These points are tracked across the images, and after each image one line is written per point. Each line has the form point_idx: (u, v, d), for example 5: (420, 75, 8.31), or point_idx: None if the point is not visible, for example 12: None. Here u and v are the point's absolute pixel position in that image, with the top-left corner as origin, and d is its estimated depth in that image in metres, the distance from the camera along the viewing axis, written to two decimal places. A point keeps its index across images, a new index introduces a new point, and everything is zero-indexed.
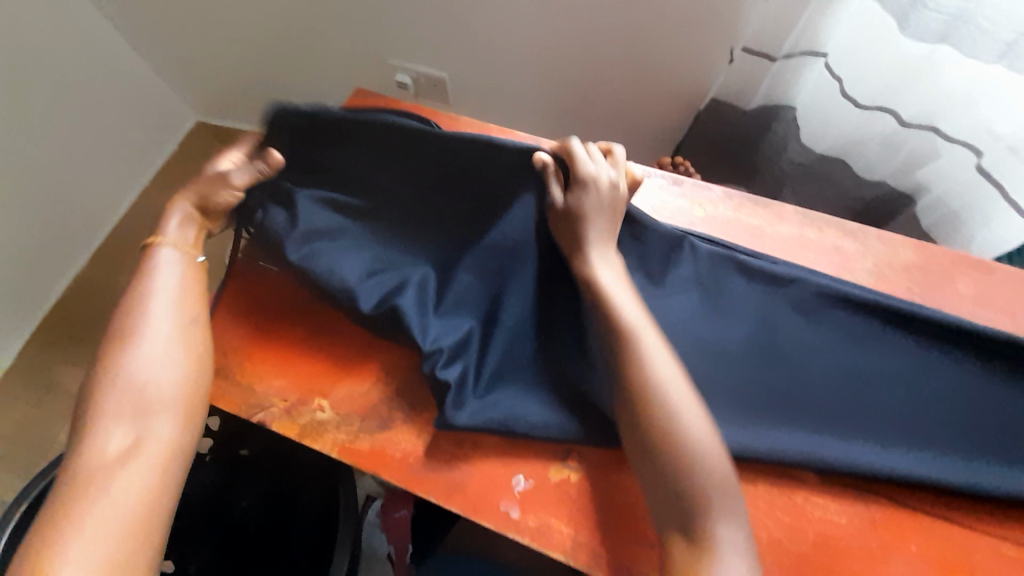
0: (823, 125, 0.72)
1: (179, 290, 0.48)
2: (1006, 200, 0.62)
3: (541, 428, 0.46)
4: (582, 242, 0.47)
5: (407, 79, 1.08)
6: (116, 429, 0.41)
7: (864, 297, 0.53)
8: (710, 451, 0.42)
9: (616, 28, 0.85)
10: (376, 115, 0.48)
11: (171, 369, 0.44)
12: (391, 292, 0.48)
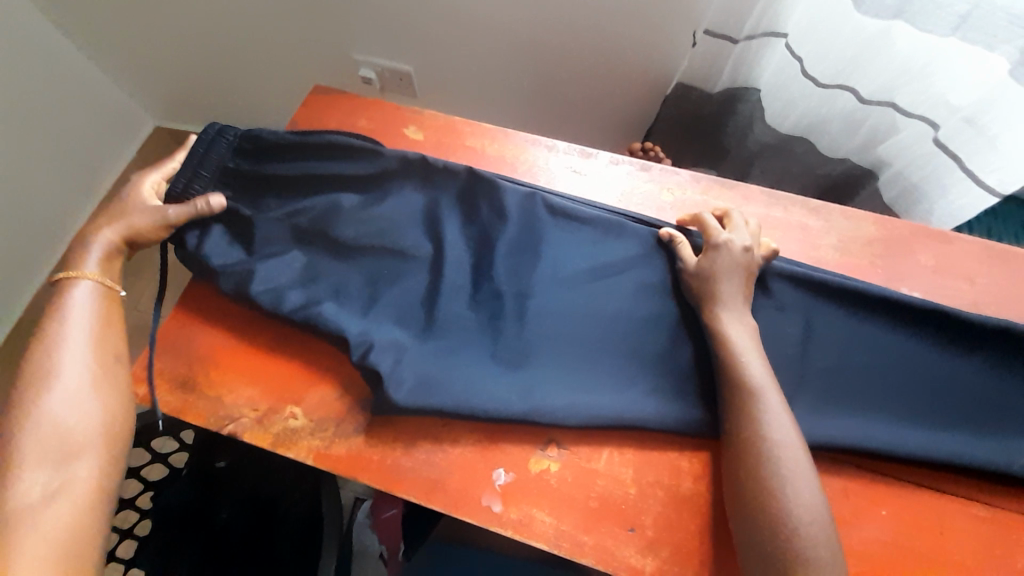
0: (786, 105, 0.96)
1: (96, 346, 0.56)
2: (960, 169, 0.83)
3: (507, 408, 0.57)
4: (718, 298, 0.61)
5: (372, 75, 1.28)
6: (33, 475, 0.49)
7: (849, 286, 0.64)
8: (809, 498, 0.50)
9: (588, 35, 1.06)
10: (315, 140, 0.69)
11: (76, 422, 0.52)
12: (318, 299, 0.62)
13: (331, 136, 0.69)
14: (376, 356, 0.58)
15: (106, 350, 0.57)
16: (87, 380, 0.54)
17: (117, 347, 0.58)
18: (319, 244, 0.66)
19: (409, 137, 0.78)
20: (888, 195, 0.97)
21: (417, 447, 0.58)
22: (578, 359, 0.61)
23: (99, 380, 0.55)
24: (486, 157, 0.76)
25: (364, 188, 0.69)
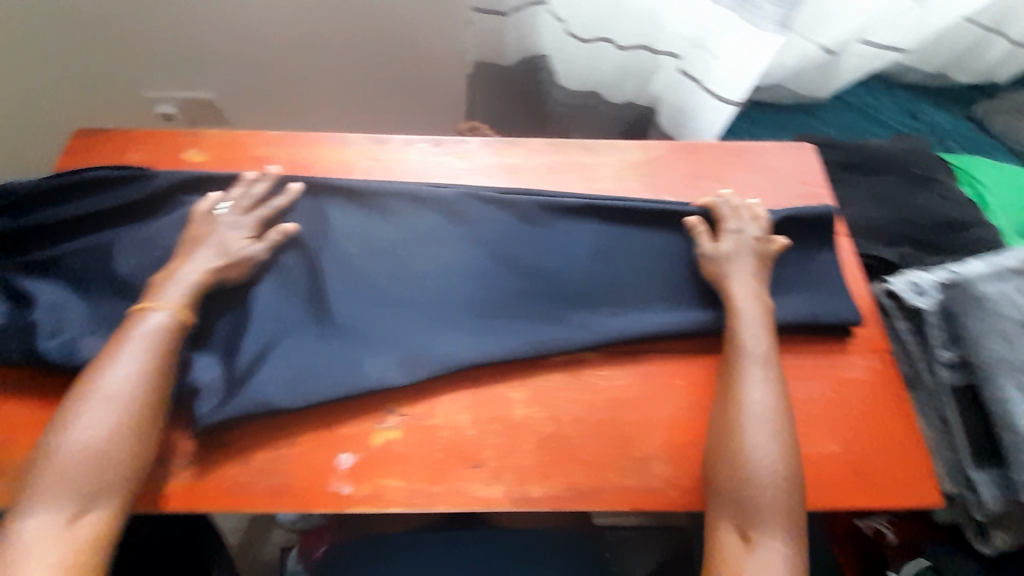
0: (566, 64, 1.08)
1: (140, 372, 0.56)
2: (703, 88, 0.97)
3: (331, 387, 0.60)
4: (727, 279, 0.66)
5: (172, 109, 1.21)
6: (50, 509, 0.50)
7: (614, 205, 0.74)
8: (765, 466, 0.55)
9: (379, 30, 1.11)
10: (80, 177, 0.70)
11: (89, 448, 0.53)
12: (107, 340, 0.62)
13: (92, 172, 0.70)
14: (194, 373, 0.61)
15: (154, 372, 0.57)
16: (116, 408, 0.55)
17: (162, 374, 0.57)
18: (101, 284, 0.65)
19: (191, 161, 0.78)
20: (666, 125, 1.09)
21: (257, 459, 0.58)
22: (387, 326, 0.65)
23: (125, 410, 0.55)
24: (277, 160, 0.77)
25: (150, 214, 0.70)
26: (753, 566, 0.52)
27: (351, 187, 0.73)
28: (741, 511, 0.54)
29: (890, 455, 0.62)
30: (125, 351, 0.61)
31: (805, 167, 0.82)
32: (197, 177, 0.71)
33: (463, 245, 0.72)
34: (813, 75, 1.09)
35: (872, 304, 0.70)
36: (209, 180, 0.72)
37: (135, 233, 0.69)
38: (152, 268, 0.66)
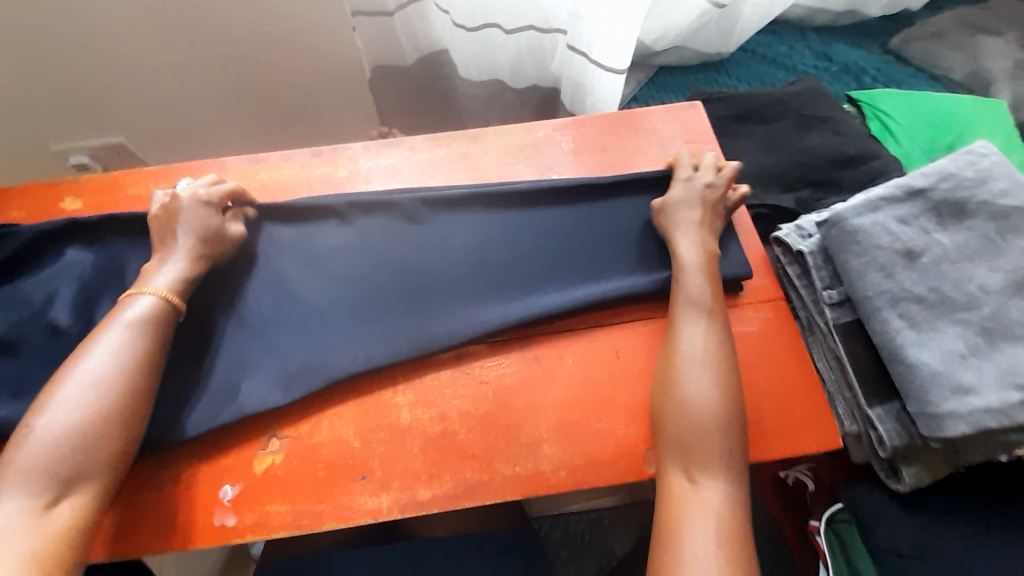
0: (461, 57, 1.05)
1: (99, 397, 0.53)
2: (592, 63, 0.94)
3: (207, 418, 0.59)
4: (673, 228, 0.66)
5: (84, 158, 1.19)
6: (13, 499, 0.48)
7: (492, 190, 0.72)
8: (699, 401, 0.55)
9: (268, 48, 1.08)
10: None
11: (31, 487, 0.49)
12: None
13: None
14: None
15: (117, 399, 0.54)
16: (56, 442, 0.51)
17: (132, 400, 0.55)
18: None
19: (67, 209, 0.76)
20: (567, 103, 1.06)
21: (138, 499, 0.58)
22: (261, 342, 0.64)
23: (88, 438, 0.52)
24: (155, 198, 0.76)
25: (22, 268, 0.69)
26: (681, 504, 0.52)
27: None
28: (676, 455, 0.55)
29: (784, 403, 0.61)
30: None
31: (691, 126, 0.80)
32: (65, 222, 0.70)
33: (342, 249, 0.69)
34: (711, 30, 1.09)
35: (761, 256, 0.69)
36: (76, 223, 0.70)
37: (5, 289, 0.68)
38: (24, 324, 0.66)
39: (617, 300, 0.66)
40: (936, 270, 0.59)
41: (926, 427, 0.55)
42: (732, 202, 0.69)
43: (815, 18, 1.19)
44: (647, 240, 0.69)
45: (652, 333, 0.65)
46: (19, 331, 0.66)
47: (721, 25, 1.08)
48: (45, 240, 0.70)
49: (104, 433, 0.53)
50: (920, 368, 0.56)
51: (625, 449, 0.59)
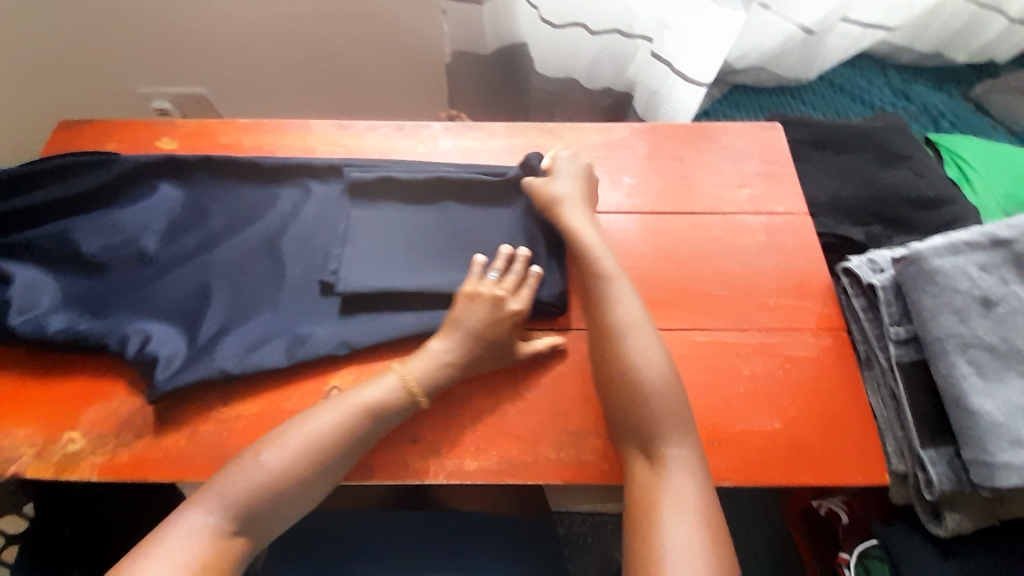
0: (543, 55, 1.07)
1: (359, 417, 0.57)
2: (674, 71, 0.95)
3: (272, 364, 0.63)
4: (746, 225, 0.72)
5: (166, 104, 1.25)
6: (262, 471, 0.53)
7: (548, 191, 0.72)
8: (746, 428, 0.60)
9: (358, 20, 1.11)
10: (52, 162, 0.73)
11: (278, 481, 0.53)
12: (73, 321, 0.65)
13: (68, 158, 0.73)
14: (151, 345, 0.63)
15: (352, 432, 0.56)
16: (310, 446, 0.55)
17: (381, 425, 0.58)
18: (66, 259, 0.69)
19: (161, 148, 0.79)
20: (640, 108, 1.06)
21: (201, 430, 0.61)
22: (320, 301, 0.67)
23: (334, 459, 0.55)
24: (243, 149, 0.79)
25: (120, 197, 0.73)
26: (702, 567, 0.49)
27: (299, 163, 0.75)
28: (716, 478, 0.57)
29: (837, 431, 0.61)
30: (81, 327, 0.64)
31: (767, 147, 0.80)
32: (168, 158, 0.74)
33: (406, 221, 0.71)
34: (793, 55, 1.08)
35: (828, 285, 0.69)
36: (176, 160, 0.74)
37: (100, 215, 0.72)
38: (113, 249, 0.70)
39: (671, 304, 0.67)
40: (1012, 322, 0.58)
41: (979, 475, 0.55)
42: (781, 221, 0.73)
43: (898, 55, 1.17)
44: (708, 252, 0.70)
45: (706, 343, 0.65)
46: (111, 256, 0.69)
47: (804, 51, 1.07)
48: (142, 173, 0.73)
49: (340, 460, 0.56)
50: (980, 416, 0.56)
51: None
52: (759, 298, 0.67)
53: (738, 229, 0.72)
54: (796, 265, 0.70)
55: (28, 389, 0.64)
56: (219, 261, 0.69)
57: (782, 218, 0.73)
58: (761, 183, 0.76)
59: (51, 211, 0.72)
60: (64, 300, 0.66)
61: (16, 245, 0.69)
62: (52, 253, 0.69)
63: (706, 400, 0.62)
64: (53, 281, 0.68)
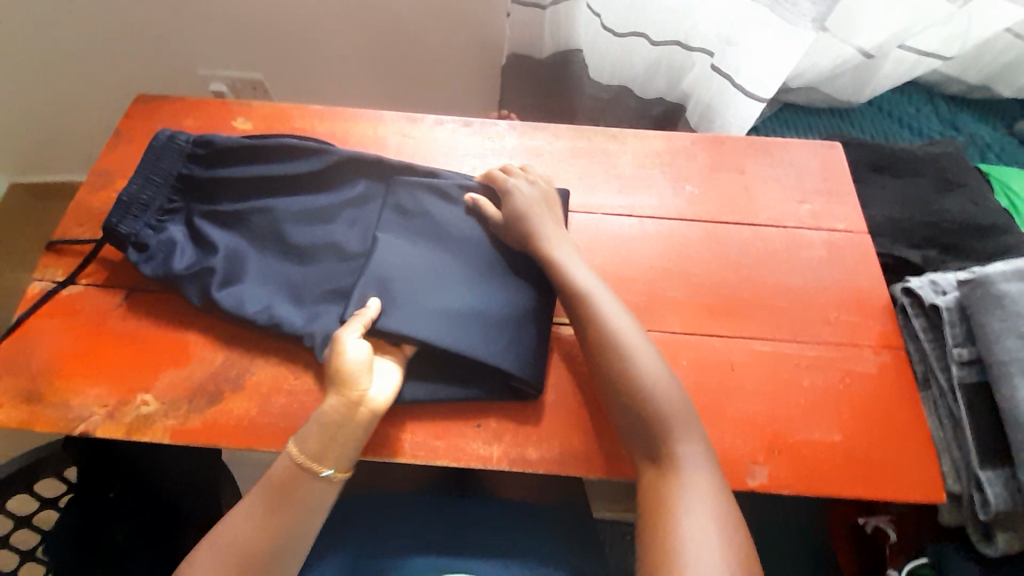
0: (600, 64, 1.09)
1: (247, 516, 0.56)
2: (734, 85, 0.97)
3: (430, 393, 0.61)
4: (862, 261, 0.72)
5: (223, 87, 1.28)
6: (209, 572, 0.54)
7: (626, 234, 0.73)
8: (810, 438, 0.61)
9: (421, 16, 1.14)
10: (208, 137, 0.70)
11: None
12: (292, 307, 0.64)
13: (225, 139, 0.70)
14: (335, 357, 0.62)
15: (271, 515, 0.56)
16: (247, 534, 0.55)
17: (295, 510, 0.57)
18: (270, 237, 0.67)
19: (237, 128, 0.81)
20: (693, 120, 1.08)
21: (272, 400, 0.63)
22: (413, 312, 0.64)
23: (272, 544, 0.55)
24: (316, 134, 0.81)
25: (279, 188, 0.70)
26: None
27: (428, 170, 0.71)
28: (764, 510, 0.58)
29: (894, 445, 0.62)
30: (292, 319, 0.63)
31: (829, 164, 0.81)
32: (317, 147, 0.70)
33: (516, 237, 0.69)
34: (848, 77, 1.09)
35: (887, 303, 0.70)
36: (324, 149, 0.71)
37: (250, 203, 0.69)
38: (299, 240, 0.67)
39: (734, 313, 0.68)
40: None
41: None
42: (858, 241, 0.74)
43: (949, 85, 1.17)
44: (769, 264, 0.72)
45: (767, 353, 0.65)
46: (294, 251, 0.67)
47: (859, 74, 1.08)
48: (291, 160, 0.70)
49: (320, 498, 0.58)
50: None
51: (729, 456, 0.60)
52: (819, 312, 0.68)
53: (862, 269, 0.72)
54: (855, 282, 0.71)
55: (98, 349, 0.65)
56: (352, 250, 0.67)
57: (861, 242, 0.74)
58: (822, 200, 0.77)
59: (210, 196, 0.69)
60: (197, 267, 0.65)
61: (156, 202, 0.68)
62: (194, 216, 0.68)
63: (766, 407, 0.63)
64: (265, 261, 0.67)
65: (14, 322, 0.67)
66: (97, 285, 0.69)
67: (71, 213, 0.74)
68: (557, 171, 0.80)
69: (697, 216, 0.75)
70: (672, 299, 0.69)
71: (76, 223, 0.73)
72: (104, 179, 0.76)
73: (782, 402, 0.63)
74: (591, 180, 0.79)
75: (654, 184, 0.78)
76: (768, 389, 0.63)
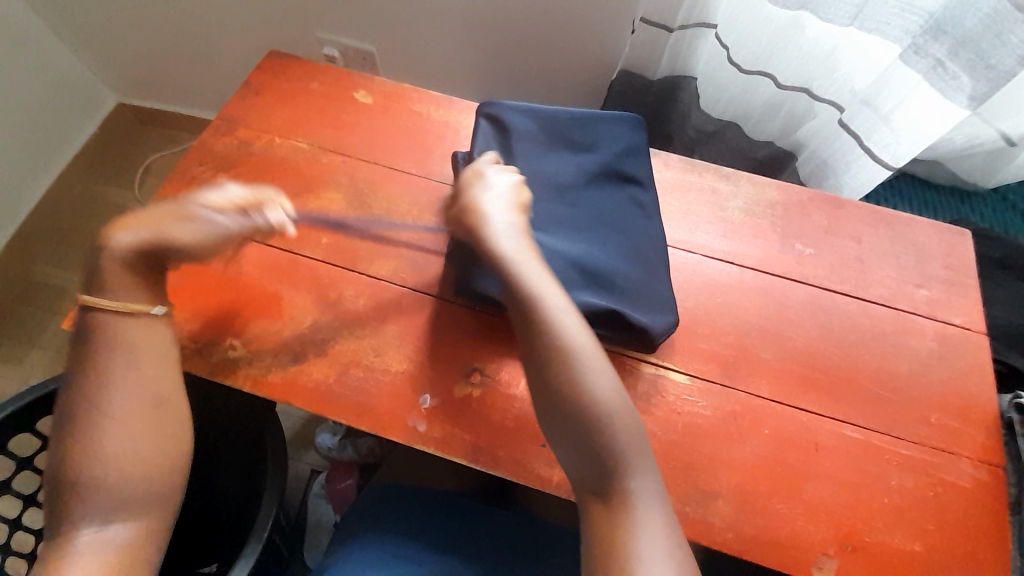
0: (715, 97, 1.05)
1: (110, 441, 0.52)
2: (861, 146, 0.93)
3: (664, 332, 0.64)
4: (976, 365, 0.67)
5: (336, 53, 1.31)
6: (85, 525, 0.49)
7: (730, 284, 0.71)
8: (888, 540, 0.58)
9: (543, 17, 1.13)
10: (555, 114, 0.76)
11: (99, 519, 0.50)
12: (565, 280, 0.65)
13: (563, 115, 0.76)
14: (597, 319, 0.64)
15: (144, 431, 0.53)
16: (116, 462, 0.51)
17: (169, 419, 0.55)
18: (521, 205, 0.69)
19: (358, 100, 0.82)
20: (804, 173, 1.05)
21: (350, 373, 0.64)
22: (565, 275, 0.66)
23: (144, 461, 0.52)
24: (432, 121, 0.81)
25: (573, 161, 0.74)
26: None
27: (645, 183, 0.74)
28: (812, 555, 0.57)
29: (981, 570, 0.57)
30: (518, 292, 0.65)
31: (954, 251, 0.75)
32: (636, 134, 0.76)
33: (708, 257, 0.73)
34: (978, 160, 1.02)
35: (995, 415, 0.64)
36: (612, 139, 0.75)
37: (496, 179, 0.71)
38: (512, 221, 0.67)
39: (826, 392, 0.64)
40: None
41: None
42: (976, 343, 0.68)
43: None
44: (872, 346, 0.67)
45: (856, 440, 0.62)
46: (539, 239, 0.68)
47: (991, 160, 1.01)
48: (578, 142, 0.75)
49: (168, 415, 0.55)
50: None
51: (795, 538, 0.57)
52: (919, 409, 0.64)
53: (974, 371, 0.66)
54: (966, 386, 0.66)
55: (195, 286, 0.68)
56: (629, 210, 0.72)
57: (979, 344, 0.68)
58: (941, 288, 0.72)
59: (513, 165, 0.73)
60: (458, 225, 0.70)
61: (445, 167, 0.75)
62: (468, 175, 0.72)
63: (845, 497, 0.59)
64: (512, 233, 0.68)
65: None
66: None
67: (194, 151, 0.77)
68: (661, 201, 0.77)
69: (802, 279, 0.72)
70: (764, 361, 0.66)
71: (196, 162, 0.76)
72: (228, 124, 0.79)
73: (863, 495, 0.59)
74: (694, 219, 0.76)
75: (762, 235, 0.75)
76: (849, 477, 0.60)
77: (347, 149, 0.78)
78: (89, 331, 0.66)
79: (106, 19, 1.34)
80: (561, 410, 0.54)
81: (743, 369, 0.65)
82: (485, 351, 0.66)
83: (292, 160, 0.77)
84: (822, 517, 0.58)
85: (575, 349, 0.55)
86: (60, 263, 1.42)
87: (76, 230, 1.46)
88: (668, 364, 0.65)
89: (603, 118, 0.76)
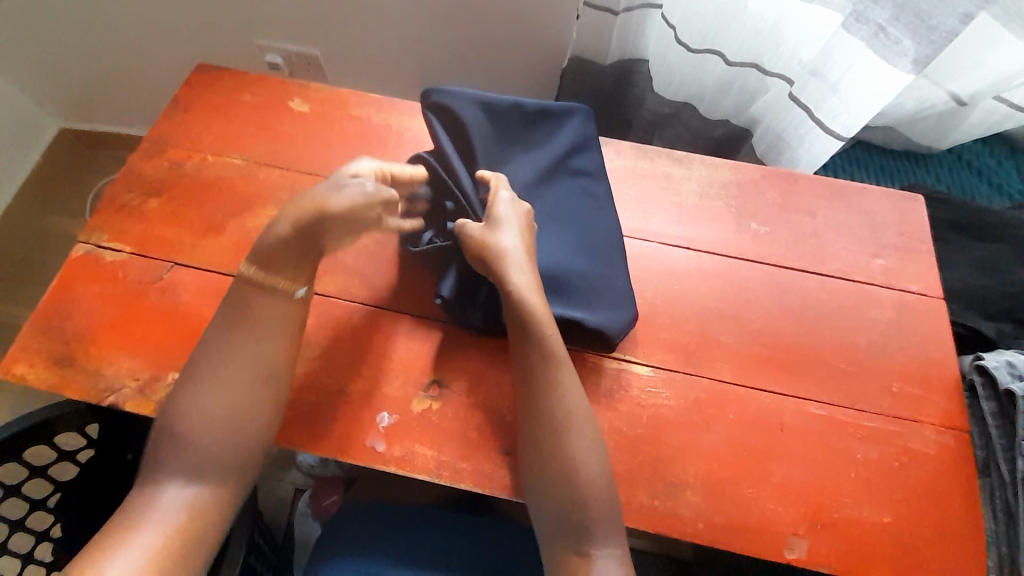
0: (667, 77, 1.03)
1: (213, 364, 0.58)
2: (812, 119, 0.92)
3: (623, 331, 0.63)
4: (934, 330, 0.67)
5: (279, 59, 1.27)
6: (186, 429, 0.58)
7: (688, 270, 0.70)
8: (858, 515, 0.58)
9: (487, 8, 1.10)
10: (503, 103, 0.70)
11: (200, 421, 0.57)
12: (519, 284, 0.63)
13: (511, 105, 0.71)
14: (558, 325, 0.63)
15: (241, 363, 0.59)
16: (214, 380, 0.58)
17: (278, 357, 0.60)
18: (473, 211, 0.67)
19: (294, 109, 0.79)
20: (760, 149, 1.04)
21: (303, 398, 0.62)
22: None
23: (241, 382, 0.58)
24: (373, 125, 0.78)
25: (519, 157, 0.71)
26: None
27: (594, 174, 0.72)
28: (784, 538, 0.57)
29: (949, 536, 0.57)
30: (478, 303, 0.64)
31: (908, 217, 0.75)
32: (585, 125, 0.74)
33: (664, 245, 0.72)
34: (930, 122, 1.02)
35: (956, 378, 0.64)
36: (561, 131, 0.73)
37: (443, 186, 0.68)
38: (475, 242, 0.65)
39: (789, 372, 0.64)
40: None
41: None
42: (934, 308, 0.68)
43: None
44: (832, 321, 0.67)
45: (822, 417, 0.61)
46: None
47: (943, 120, 1.01)
48: (525, 137, 0.72)
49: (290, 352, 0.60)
50: None
51: (767, 523, 0.57)
52: (881, 380, 0.64)
53: (934, 337, 0.66)
54: (925, 352, 0.66)
55: (134, 320, 0.65)
56: (580, 202, 0.70)
57: (937, 310, 0.68)
58: (896, 256, 0.72)
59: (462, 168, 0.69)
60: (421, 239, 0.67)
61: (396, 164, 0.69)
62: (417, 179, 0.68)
63: (813, 476, 0.59)
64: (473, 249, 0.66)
65: (55, 279, 0.67)
66: (141, 255, 0.68)
67: (123, 177, 0.74)
68: (615, 191, 0.75)
69: (760, 259, 0.71)
70: (726, 345, 0.65)
71: (126, 188, 0.73)
72: (157, 145, 0.75)
73: (832, 472, 0.59)
74: (648, 207, 0.74)
75: (718, 217, 0.74)
76: (816, 455, 0.60)
77: (285, 161, 0.75)
78: (24, 377, 0.62)
79: (29, 43, 1.27)
80: (539, 463, 0.56)
81: (705, 356, 0.64)
82: (442, 361, 0.64)
83: (228, 179, 0.73)
84: (792, 498, 0.58)
85: (573, 414, 0.57)
86: (11, 301, 1.36)
87: (27, 265, 1.40)
88: (630, 357, 0.64)
89: (552, 108, 0.73)
